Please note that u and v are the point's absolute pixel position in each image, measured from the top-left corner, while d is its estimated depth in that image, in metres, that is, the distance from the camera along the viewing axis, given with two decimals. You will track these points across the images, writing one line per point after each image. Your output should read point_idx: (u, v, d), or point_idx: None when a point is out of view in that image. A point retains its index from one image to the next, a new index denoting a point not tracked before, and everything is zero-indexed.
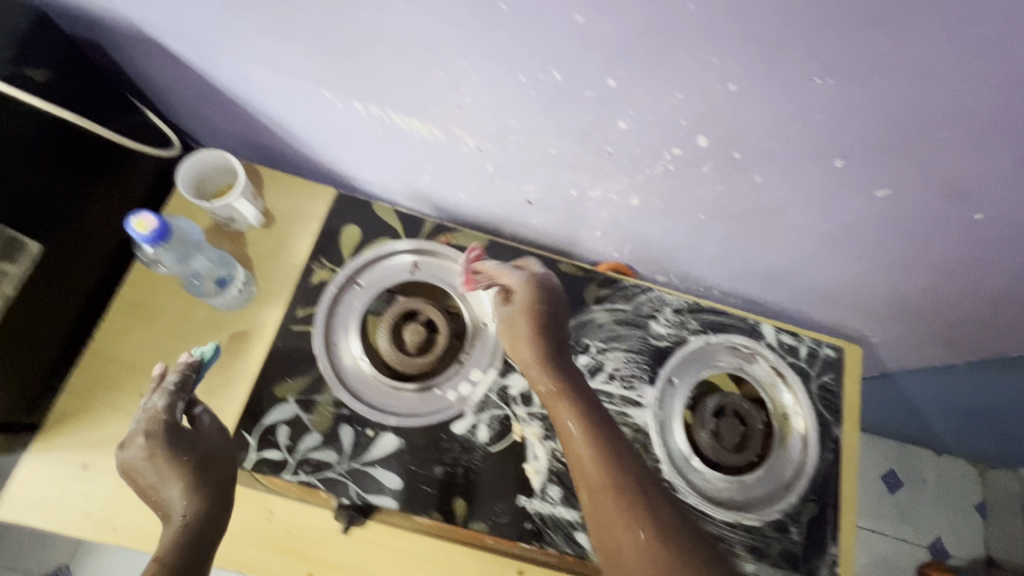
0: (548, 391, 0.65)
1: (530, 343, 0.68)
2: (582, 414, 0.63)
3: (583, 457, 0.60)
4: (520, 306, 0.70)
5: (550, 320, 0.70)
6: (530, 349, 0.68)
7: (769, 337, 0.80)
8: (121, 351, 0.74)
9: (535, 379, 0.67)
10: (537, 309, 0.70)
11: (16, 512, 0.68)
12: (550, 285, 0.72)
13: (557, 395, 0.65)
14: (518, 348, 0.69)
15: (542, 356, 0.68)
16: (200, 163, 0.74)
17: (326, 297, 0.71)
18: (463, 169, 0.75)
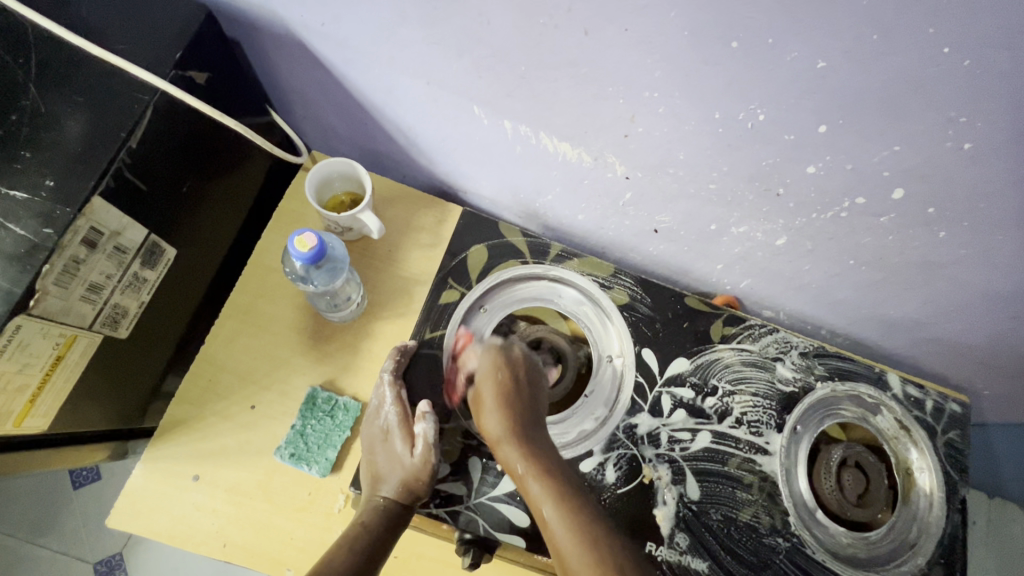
0: (517, 463, 0.57)
1: (500, 405, 0.60)
2: (540, 458, 0.58)
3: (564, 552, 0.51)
4: (479, 388, 0.63)
5: (520, 375, 0.64)
6: (497, 419, 0.60)
7: (895, 388, 0.77)
8: (232, 359, 0.72)
9: (504, 454, 0.58)
10: (479, 393, 0.62)
11: (124, 523, 0.64)
12: (524, 358, 0.66)
13: (529, 465, 0.57)
14: (483, 422, 0.61)
15: (507, 422, 0.59)
16: (327, 170, 0.72)
17: (454, 319, 0.69)
18: (597, 194, 0.71)
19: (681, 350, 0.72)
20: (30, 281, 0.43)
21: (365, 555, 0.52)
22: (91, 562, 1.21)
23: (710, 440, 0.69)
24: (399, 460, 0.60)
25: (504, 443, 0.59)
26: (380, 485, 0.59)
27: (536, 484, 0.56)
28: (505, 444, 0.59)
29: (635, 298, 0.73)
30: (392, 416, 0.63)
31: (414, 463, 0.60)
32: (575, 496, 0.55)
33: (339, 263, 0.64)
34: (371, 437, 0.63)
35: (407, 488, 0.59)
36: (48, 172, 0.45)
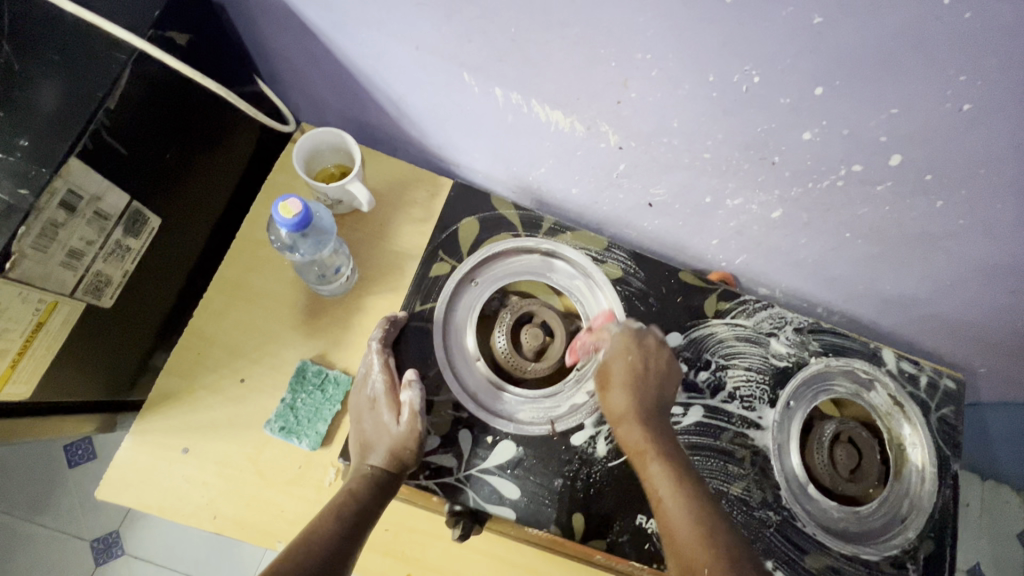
0: (641, 444, 0.59)
1: (624, 389, 0.62)
2: (677, 467, 0.56)
3: (665, 505, 0.54)
4: (608, 365, 0.65)
5: (654, 366, 0.64)
6: (624, 395, 0.62)
7: (889, 364, 0.76)
8: (221, 332, 0.71)
9: (624, 432, 0.60)
10: (625, 368, 0.64)
11: (113, 495, 0.64)
12: (637, 338, 0.67)
13: (645, 452, 0.58)
14: (609, 398, 0.63)
15: (635, 406, 0.61)
16: (316, 140, 0.70)
17: (445, 292, 0.67)
18: (590, 166, 0.70)
19: (674, 324, 0.71)
20: (5, 243, 0.42)
21: (355, 518, 0.51)
22: (87, 540, 1.22)
23: (703, 414, 0.69)
24: (385, 428, 0.59)
25: (636, 423, 0.60)
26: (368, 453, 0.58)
27: (651, 461, 0.57)
28: (630, 421, 0.60)
29: (628, 272, 0.72)
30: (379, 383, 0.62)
31: (400, 432, 0.59)
32: (696, 483, 0.55)
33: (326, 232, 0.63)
34: (358, 404, 0.62)
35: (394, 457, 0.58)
36: (21, 131, 0.44)
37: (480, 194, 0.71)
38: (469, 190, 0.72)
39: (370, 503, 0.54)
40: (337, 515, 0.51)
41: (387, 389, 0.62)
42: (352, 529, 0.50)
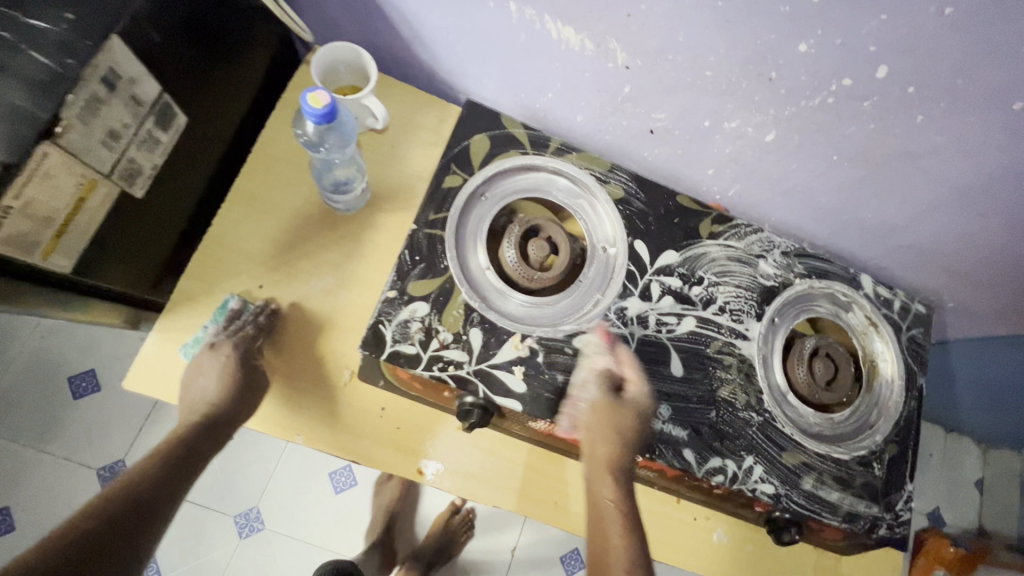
0: (607, 486, 0.68)
1: (611, 445, 0.67)
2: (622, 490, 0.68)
3: (610, 541, 0.67)
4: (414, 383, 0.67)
5: (639, 436, 0.67)
6: (605, 446, 0.68)
7: (867, 288, 0.82)
8: (239, 241, 0.74)
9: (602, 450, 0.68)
10: (624, 428, 0.67)
11: (139, 385, 0.67)
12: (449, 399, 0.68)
13: (603, 507, 0.68)
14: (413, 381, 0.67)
15: (613, 455, 0.68)
16: (335, 56, 0.72)
17: (457, 204, 0.70)
18: (597, 88, 0.74)
19: (671, 243, 0.76)
20: (56, 107, 0.45)
21: (167, 473, 0.61)
22: (94, 467, 1.27)
23: (695, 324, 0.74)
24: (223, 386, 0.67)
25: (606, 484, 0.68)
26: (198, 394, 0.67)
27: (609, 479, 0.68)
28: (607, 483, 0.68)
29: (629, 193, 0.76)
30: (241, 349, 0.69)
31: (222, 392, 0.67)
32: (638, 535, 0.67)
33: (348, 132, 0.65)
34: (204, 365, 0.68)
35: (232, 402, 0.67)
36: (68, 6, 0.46)
37: (491, 113, 0.74)
38: (481, 110, 0.74)
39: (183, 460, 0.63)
40: (164, 463, 0.62)
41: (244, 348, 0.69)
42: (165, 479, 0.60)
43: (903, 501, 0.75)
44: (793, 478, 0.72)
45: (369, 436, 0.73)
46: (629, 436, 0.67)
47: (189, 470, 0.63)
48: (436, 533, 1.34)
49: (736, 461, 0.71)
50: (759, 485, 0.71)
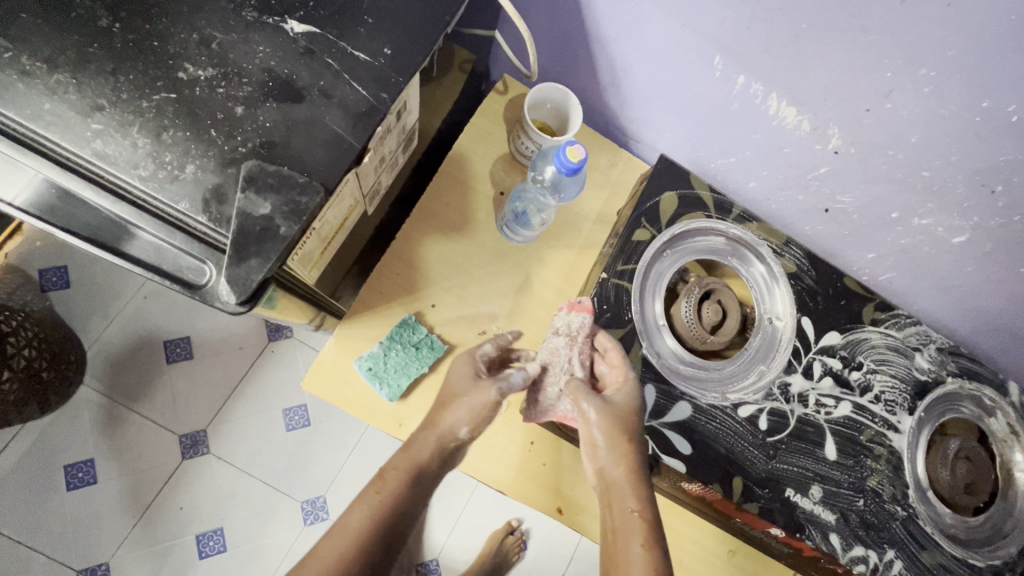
0: (629, 505, 0.53)
1: (624, 443, 0.56)
2: (651, 538, 0.51)
3: (633, 557, 0.50)
4: (618, 409, 0.58)
5: (636, 425, 0.57)
6: (613, 451, 0.55)
7: (1014, 396, 0.82)
8: (417, 258, 0.76)
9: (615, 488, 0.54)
10: (624, 421, 0.57)
11: (316, 387, 0.70)
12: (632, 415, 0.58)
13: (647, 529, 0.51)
14: (597, 420, 0.57)
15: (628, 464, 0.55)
16: (550, 96, 0.77)
17: (645, 258, 0.71)
18: (788, 165, 0.75)
19: (834, 324, 0.76)
20: (367, 138, 0.46)
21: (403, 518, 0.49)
22: (177, 432, 1.29)
23: (851, 410, 0.74)
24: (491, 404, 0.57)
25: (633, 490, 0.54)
26: (413, 445, 0.53)
27: (632, 519, 0.52)
28: (622, 490, 0.54)
29: (801, 268, 0.77)
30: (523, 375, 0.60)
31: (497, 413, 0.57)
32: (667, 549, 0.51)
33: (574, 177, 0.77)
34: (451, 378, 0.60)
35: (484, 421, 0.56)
36: (387, 41, 0.48)
37: (680, 172, 0.75)
38: (671, 167, 0.76)
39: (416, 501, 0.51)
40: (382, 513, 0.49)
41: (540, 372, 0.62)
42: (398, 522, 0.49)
43: None
44: None
45: (517, 468, 0.74)
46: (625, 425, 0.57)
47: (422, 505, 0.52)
48: (491, 549, 1.29)
49: (879, 553, 0.71)
50: None
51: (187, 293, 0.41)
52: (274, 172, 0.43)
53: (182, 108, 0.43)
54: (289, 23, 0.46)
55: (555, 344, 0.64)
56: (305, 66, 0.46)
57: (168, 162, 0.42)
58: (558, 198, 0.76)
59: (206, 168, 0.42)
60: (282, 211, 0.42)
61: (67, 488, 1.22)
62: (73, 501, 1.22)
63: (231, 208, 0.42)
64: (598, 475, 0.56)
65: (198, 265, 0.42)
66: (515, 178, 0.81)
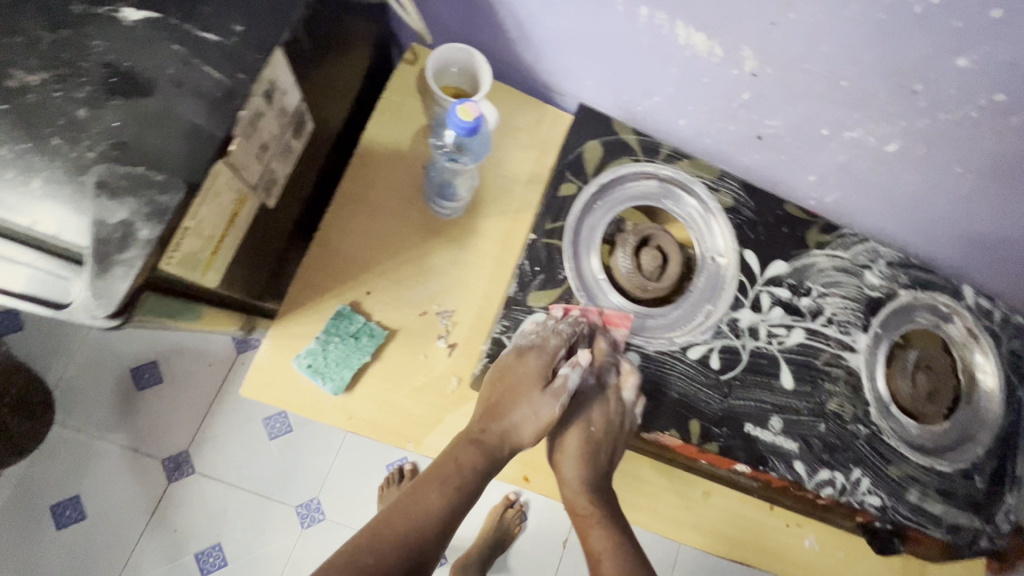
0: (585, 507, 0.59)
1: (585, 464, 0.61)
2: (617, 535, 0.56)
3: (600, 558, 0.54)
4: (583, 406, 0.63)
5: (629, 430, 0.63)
6: (576, 468, 0.61)
7: (969, 299, 0.81)
8: (345, 246, 0.73)
9: (568, 495, 0.60)
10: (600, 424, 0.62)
11: (258, 392, 0.68)
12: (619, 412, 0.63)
13: (588, 517, 0.58)
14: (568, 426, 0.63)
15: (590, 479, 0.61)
16: (456, 57, 0.72)
17: (574, 211, 0.69)
18: (712, 96, 0.72)
19: (779, 253, 0.75)
20: (230, 125, 0.43)
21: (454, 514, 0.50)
22: (159, 457, 1.28)
23: (804, 336, 0.73)
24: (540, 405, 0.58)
25: (594, 530, 0.57)
26: (485, 431, 0.57)
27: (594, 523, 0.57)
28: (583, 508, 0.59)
29: (738, 201, 0.75)
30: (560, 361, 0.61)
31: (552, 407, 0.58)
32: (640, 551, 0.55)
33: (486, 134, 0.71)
34: (529, 365, 0.60)
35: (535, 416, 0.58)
36: (236, 17, 0.45)
37: (602, 119, 0.73)
38: (592, 114, 0.73)
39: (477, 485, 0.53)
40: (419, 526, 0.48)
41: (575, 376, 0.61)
42: (443, 533, 0.48)
43: (1002, 512, 0.76)
44: (899, 489, 0.72)
45: None
46: (584, 444, 0.61)
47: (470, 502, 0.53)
48: (491, 525, 1.29)
49: (845, 474, 0.71)
50: (867, 497, 0.71)
51: (54, 313, 0.39)
52: (127, 173, 0.40)
53: (18, 118, 0.40)
54: (124, 11, 0.43)
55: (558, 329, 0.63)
56: (148, 55, 0.43)
57: (10, 177, 0.39)
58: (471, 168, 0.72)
59: (52, 178, 0.39)
60: (142, 213, 0.40)
61: (57, 527, 1.22)
62: (67, 538, 1.22)
63: (85, 217, 0.39)
64: (565, 482, 0.61)
65: (63, 282, 0.39)
66: None
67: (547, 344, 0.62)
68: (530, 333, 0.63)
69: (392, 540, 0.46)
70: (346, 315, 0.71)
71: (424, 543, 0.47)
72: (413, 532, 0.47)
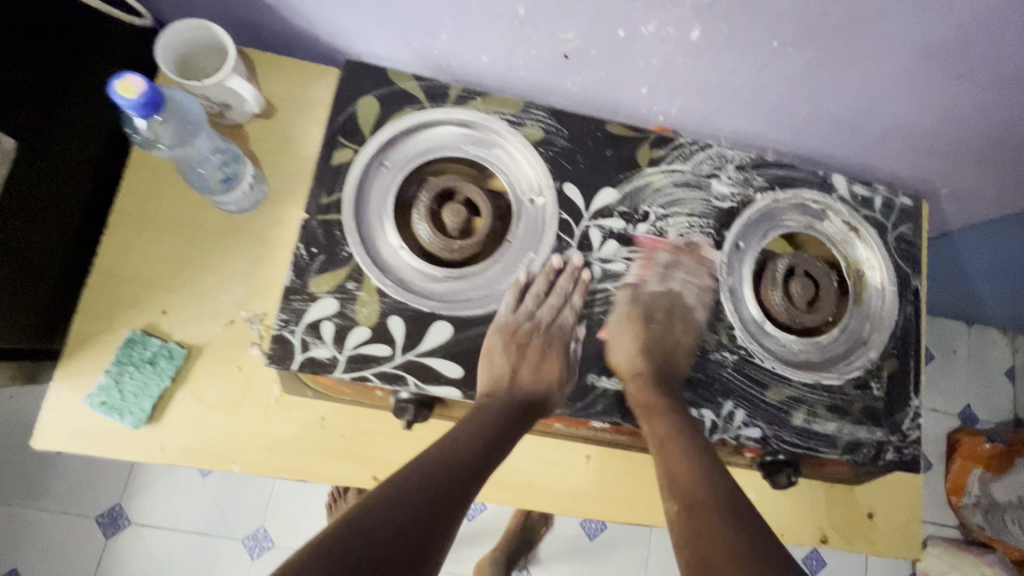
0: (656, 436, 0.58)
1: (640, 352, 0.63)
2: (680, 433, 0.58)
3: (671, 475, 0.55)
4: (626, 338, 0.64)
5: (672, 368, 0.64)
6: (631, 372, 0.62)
7: (841, 189, 0.72)
8: (131, 267, 0.67)
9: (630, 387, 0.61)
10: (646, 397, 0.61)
11: (55, 441, 0.63)
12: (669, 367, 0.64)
13: (648, 410, 0.60)
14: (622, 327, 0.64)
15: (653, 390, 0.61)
16: (193, 39, 0.63)
17: (352, 179, 0.61)
18: (491, 17, 0.64)
19: (606, 180, 0.67)
20: None
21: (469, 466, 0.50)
22: (93, 516, 1.25)
23: (647, 267, 0.66)
24: (551, 376, 0.61)
25: (671, 446, 0.57)
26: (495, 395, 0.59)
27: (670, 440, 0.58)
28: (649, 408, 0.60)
29: (549, 131, 0.66)
30: (570, 320, 0.63)
31: (558, 379, 0.62)
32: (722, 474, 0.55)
33: (194, 122, 0.61)
34: (549, 336, 0.62)
35: (547, 377, 0.61)
36: None
37: (374, 69, 0.65)
38: (362, 67, 0.65)
39: (491, 444, 0.54)
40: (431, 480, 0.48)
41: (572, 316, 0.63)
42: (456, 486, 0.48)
43: (909, 418, 0.67)
44: (780, 415, 0.65)
45: (316, 449, 0.67)
46: (639, 358, 0.63)
47: (484, 465, 0.51)
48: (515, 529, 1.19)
49: (713, 410, 0.64)
50: (744, 431, 0.64)
51: None
52: None
53: None
54: None
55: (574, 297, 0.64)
56: None
57: None
58: (213, 133, 0.63)
59: None
60: None
61: None
62: None
63: None
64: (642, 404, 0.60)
65: None
66: None
67: (572, 310, 0.63)
68: (561, 287, 0.63)
69: (408, 491, 0.46)
70: (139, 341, 0.65)
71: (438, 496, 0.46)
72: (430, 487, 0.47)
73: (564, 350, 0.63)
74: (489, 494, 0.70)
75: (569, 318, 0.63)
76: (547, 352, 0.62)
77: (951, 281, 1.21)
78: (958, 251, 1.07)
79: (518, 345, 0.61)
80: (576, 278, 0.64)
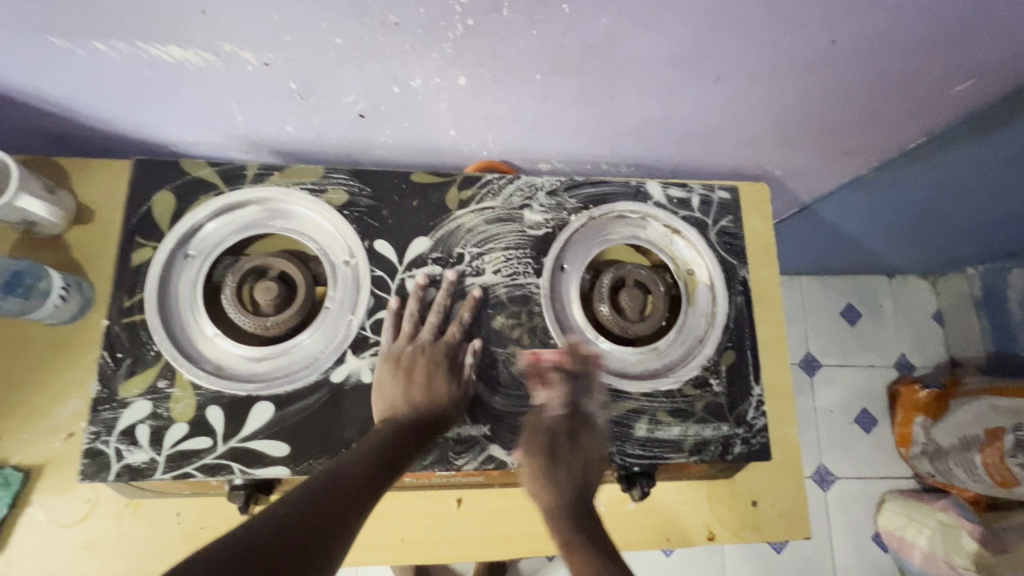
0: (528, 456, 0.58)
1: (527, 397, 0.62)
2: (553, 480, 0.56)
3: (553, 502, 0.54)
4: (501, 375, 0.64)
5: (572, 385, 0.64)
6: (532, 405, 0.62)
7: (657, 196, 0.74)
8: None
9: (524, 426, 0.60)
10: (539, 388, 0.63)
11: None
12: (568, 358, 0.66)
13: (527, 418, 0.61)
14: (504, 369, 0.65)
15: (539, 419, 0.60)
16: None
17: (154, 277, 0.62)
18: (269, 95, 0.64)
19: (416, 230, 0.68)
20: None
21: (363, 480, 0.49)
22: None
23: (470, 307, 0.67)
24: (447, 391, 0.61)
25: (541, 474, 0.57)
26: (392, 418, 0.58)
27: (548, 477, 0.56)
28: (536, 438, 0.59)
29: (353, 192, 0.68)
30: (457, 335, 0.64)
31: (452, 393, 0.61)
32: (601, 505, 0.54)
33: None
34: (430, 355, 0.62)
35: (438, 396, 0.60)
36: None
37: (166, 165, 0.65)
38: (153, 165, 0.65)
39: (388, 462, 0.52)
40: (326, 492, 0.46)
41: (458, 330, 0.64)
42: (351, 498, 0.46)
43: (753, 407, 0.68)
44: (621, 430, 0.65)
45: (174, 548, 0.67)
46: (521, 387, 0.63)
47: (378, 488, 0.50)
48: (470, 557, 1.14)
49: None
50: None
51: None
52: None
53: None
54: None
55: (459, 313, 0.65)
56: None
57: None
58: None
59: None
60: None
61: None
62: None
63: None
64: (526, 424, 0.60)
65: None
66: (43, 256, 0.71)
67: (459, 324, 0.65)
68: (439, 303, 0.65)
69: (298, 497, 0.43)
70: None
71: (329, 501, 0.44)
72: (322, 494, 0.45)
73: (452, 367, 0.62)
74: (363, 558, 0.70)
75: (455, 333, 0.64)
76: (436, 367, 0.61)
77: (844, 243, 1.23)
78: (833, 217, 1.08)
79: (405, 367, 0.61)
80: (450, 291, 0.66)
